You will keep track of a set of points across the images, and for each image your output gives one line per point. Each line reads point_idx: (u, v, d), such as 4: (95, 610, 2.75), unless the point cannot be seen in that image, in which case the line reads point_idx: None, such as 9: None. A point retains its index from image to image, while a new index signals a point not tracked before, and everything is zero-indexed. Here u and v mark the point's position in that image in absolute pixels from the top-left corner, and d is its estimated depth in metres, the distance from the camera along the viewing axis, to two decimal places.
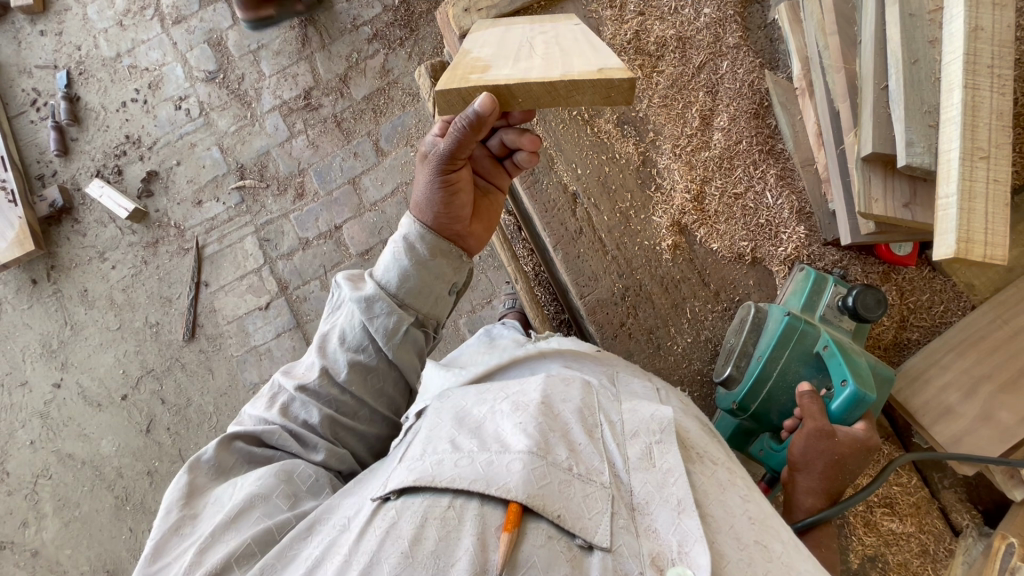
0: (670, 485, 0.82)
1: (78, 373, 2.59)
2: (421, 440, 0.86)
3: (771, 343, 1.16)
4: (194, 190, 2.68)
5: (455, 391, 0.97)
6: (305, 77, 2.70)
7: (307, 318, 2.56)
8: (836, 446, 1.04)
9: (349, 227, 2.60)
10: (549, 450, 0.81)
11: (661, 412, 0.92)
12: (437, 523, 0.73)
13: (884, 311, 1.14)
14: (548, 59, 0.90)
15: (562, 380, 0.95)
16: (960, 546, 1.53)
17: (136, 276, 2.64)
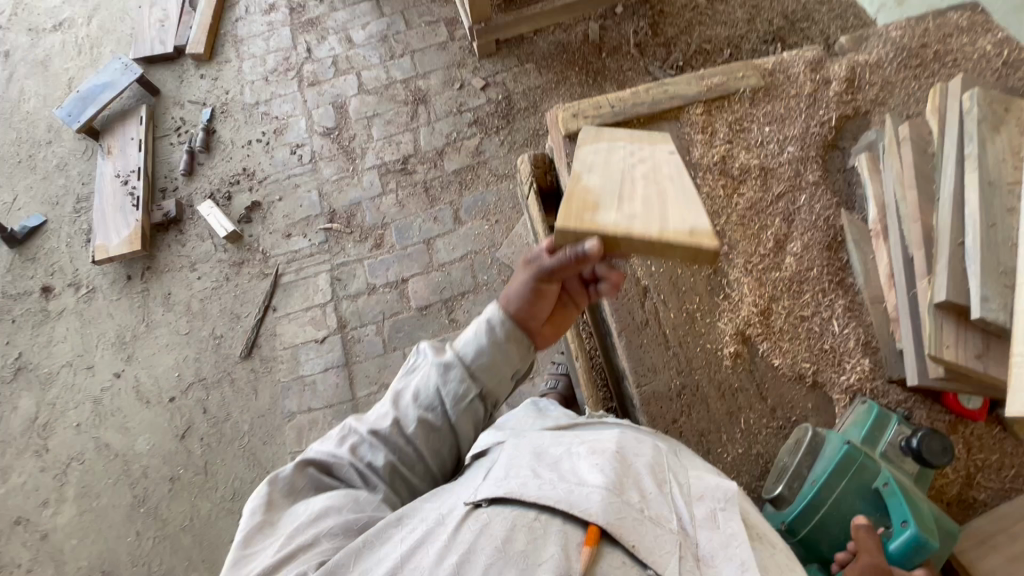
0: (735, 546, 0.86)
1: (139, 367, 2.75)
2: (503, 465, 0.99)
3: (828, 469, 1.15)
4: (287, 224, 2.95)
5: (536, 433, 1.10)
6: (407, 145, 3.03)
7: (357, 358, 2.67)
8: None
9: (415, 282, 2.77)
10: (624, 490, 0.89)
11: (725, 486, 0.98)
12: (525, 529, 0.85)
13: (950, 459, 1.12)
14: (649, 206, 1.11)
15: (635, 437, 1.04)
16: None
17: (216, 289, 2.87)
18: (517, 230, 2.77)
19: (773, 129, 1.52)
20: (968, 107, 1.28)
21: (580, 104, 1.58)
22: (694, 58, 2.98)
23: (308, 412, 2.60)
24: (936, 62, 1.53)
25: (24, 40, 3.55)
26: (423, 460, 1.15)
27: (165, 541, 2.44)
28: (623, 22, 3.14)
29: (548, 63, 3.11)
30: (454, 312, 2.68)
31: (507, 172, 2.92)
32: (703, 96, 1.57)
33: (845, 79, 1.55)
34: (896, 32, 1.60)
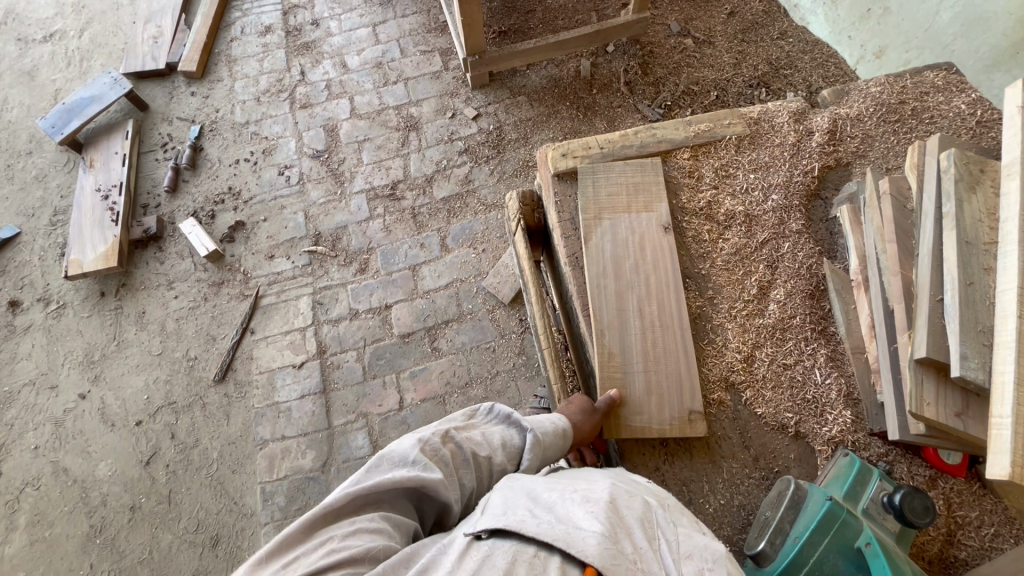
0: None
1: (106, 388, 2.65)
2: (500, 501, 0.97)
3: (810, 527, 1.11)
4: (270, 246, 2.91)
5: (524, 477, 1.07)
6: (396, 171, 3.03)
7: (334, 386, 2.60)
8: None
9: (398, 308, 2.73)
10: (618, 540, 0.88)
11: (715, 547, 0.94)
12: (526, 564, 0.84)
13: (932, 519, 1.07)
14: (662, 371, 1.33)
15: (627, 491, 1.02)
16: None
17: (193, 310, 2.79)
18: (504, 260, 2.76)
19: (758, 176, 1.55)
20: (946, 165, 1.30)
21: (570, 144, 1.59)
22: (682, 99, 3.05)
23: (281, 440, 2.52)
24: (914, 119, 1.58)
25: (12, 49, 3.51)
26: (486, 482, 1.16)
27: None
28: (614, 60, 3.23)
29: (539, 96, 3.17)
30: (437, 341, 2.65)
31: (496, 202, 2.93)
32: (690, 141, 1.59)
33: (828, 131, 1.59)
34: (876, 88, 1.66)
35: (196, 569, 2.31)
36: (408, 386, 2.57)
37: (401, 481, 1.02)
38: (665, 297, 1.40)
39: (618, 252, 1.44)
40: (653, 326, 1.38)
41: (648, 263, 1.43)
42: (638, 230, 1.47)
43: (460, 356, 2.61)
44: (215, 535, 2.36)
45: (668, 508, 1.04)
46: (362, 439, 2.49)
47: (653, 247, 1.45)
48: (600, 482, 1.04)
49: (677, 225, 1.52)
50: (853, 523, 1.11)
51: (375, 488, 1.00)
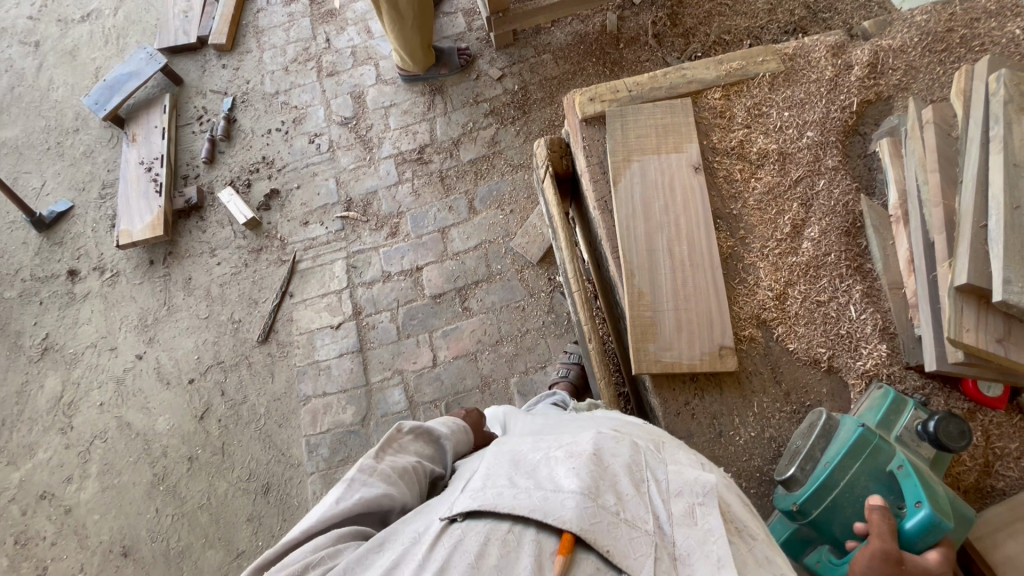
0: (711, 544, 0.78)
1: (161, 349, 2.82)
2: (478, 475, 0.89)
3: (841, 451, 1.15)
4: (304, 212, 3.00)
5: (513, 441, 1.00)
6: (423, 135, 3.06)
7: (371, 345, 2.70)
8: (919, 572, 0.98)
9: (429, 270, 2.79)
10: (599, 494, 0.80)
11: (705, 476, 0.88)
12: (499, 544, 0.75)
13: (967, 444, 1.09)
14: (689, 308, 1.34)
15: (613, 435, 0.94)
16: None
17: (235, 275, 2.92)
18: (531, 220, 2.78)
19: (793, 114, 1.51)
20: (996, 88, 1.27)
21: (597, 88, 1.58)
22: (713, 50, 2.95)
23: (323, 396, 2.64)
24: (962, 47, 1.51)
25: (54, 30, 3.64)
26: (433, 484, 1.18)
27: (183, 519, 2.51)
28: (641, 13, 3.12)
29: (565, 54, 3.10)
30: (468, 301, 2.70)
31: (522, 162, 2.93)
32: (721, 80, 1.56)
33: (868, 63, 1.53)
34: (921, 16, 1.58)
35: (251, 513, 2.48)
36: (441, 344, 2.65)
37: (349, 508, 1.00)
38: (695, 237, 1.40)
39: (646, 190, 1.44)
40: (683, 265, 1.38)
41: (678, 203, 1.42)
42: (667, 170, 1.46)
43: (490, 315, 2.66)
44: (266, 483, 2.53)
45: (659, 450, 0.96)
46: (398, 394, 2.59)
47: (682, 187, 1.44)
48: (588, 430, 0.96)
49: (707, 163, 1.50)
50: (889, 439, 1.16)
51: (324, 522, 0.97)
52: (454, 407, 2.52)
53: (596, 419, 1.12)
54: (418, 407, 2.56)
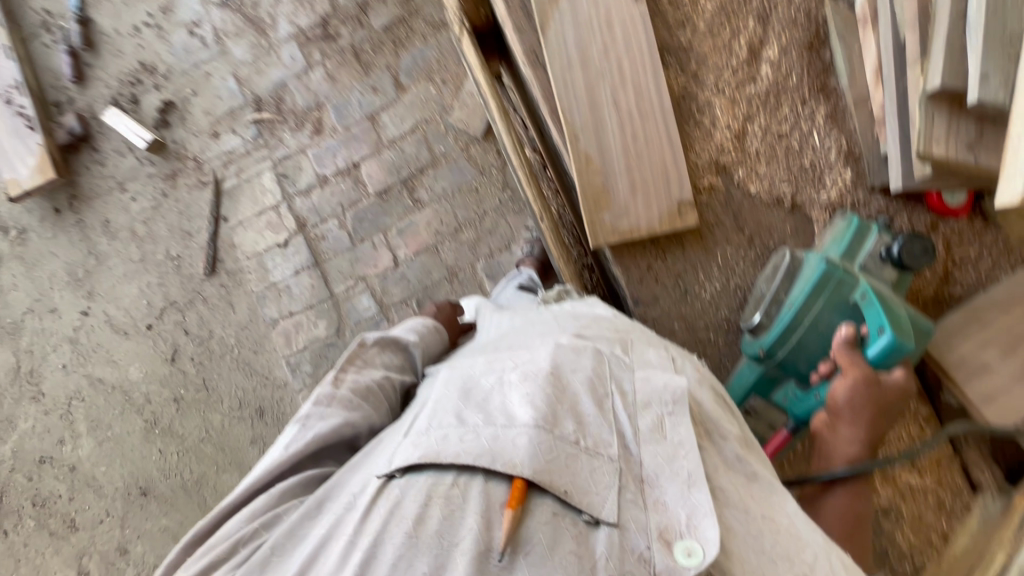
0: (681, 458, 0.85)
1: (105, 302, 2.64)
2: (426, 414, 0.90)
3: (806, 290, 1.14)
4: (211, 123, 2.63)
5: (465, 361, 1.00)
6: (322, 3, 2.57)
7: (325, 257, 2.56)
8: (887, 393, 1.10)
9: (367, 165, 2.55)
10: (556, 425, 0.84)
11: (674, 383, 0.93)
12: (440, 503, 0.78)
13: (929, 259, 1.12)
14: (642, 166, 1.23)
15: (573, 348, 0.95)
16: (979, 503, 1.36)
17: (156, 209, 2.64)
18: (467, 88, 2.48)
19: None
20: None
21: None
22: None
23: (290, 317, 2.57)
24: None
25: None
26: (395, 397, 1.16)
27: (189, 454, 2.57)
28: None
29: None
30: (416, 192, 2.51)
31: (444, 18, 2.52)
32: None
33: None
34: None
35: (253, 436, 2.55)
36: (398, 243, 2.52)
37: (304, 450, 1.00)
38: (641, 81, 1.23)
39: (582, 33, 1.23)
40: (632, 118, 1.23)
41: (619, 43, 1.23)
42: (602, 3, 1.23)
43: (443, 203, 2.50)
44: (260, 407, 2.56)
45: (628, 355, 1.01)
46: (366, 300, 2.53)
47: (621, 21, 1.23)
48: (545, 343, 0.97)
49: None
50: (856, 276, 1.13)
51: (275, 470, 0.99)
52: (426, 302, 2.48)
53: (556, 319, 1.13)
54: (390, 310, 2.51)
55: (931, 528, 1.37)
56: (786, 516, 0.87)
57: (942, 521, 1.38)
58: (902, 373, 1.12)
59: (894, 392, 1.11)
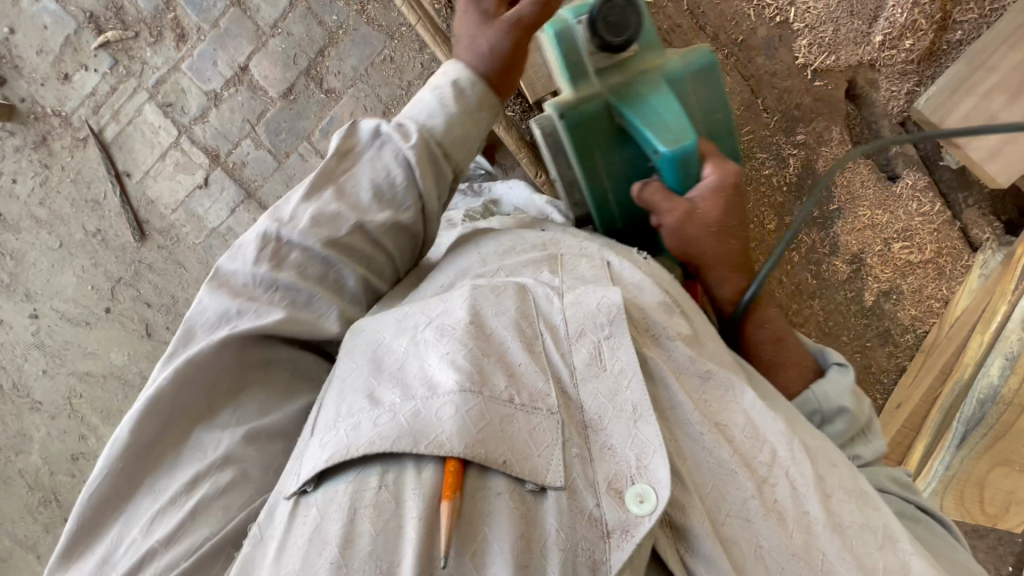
0: (625, 393, 0.97)
1: (48, 299, 2.43)
2: (335, 404, 0.97)
3: (578, 155, 1.28)
4: (52, 63, 2.16)
5: (371, 326, 1.07)
6: None
7: (255, 184, 2.26)
8: (706, 219, 1.23)
9: (257, 64, 2.14)
10: (486, 385, 0.93)
11: (607, 300, 1.03)
12: (371, 509, 0.84)
13: (619, 27, 1.18)
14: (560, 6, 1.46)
15: (493, 291, 1.06)
16: (977, 261, 1.64)
17: (46, 184, 2.29)
18: None
19: None
20: None
21: None
22: None
23: None
24: None
25: None
26: (398, 258, 1.27)
27: None
28: None
29: None
30: (325, 80, 2.14)
31: None
32: None
33: None
34: None
35: None
36: (328, 146, 2.20)
37: (182, 376, 1.09)
38: None
39: None
40: None
41: None
42: None
43: (360, 86, 2.13)
44: None
45: (559, 273, 1.16)
46: None
47: None
48: (458, 294, 1.06)
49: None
50: (591, 102, 1.24)
51: (172, 395, 1.09)
52: None
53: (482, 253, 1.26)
54: None
55: (931, 296, 1.67)
56: (742, 416, 1.02)
57: (942, 288, 1.67)
58: (709, 167, 1.22)
59: (715, 209, 1.23)
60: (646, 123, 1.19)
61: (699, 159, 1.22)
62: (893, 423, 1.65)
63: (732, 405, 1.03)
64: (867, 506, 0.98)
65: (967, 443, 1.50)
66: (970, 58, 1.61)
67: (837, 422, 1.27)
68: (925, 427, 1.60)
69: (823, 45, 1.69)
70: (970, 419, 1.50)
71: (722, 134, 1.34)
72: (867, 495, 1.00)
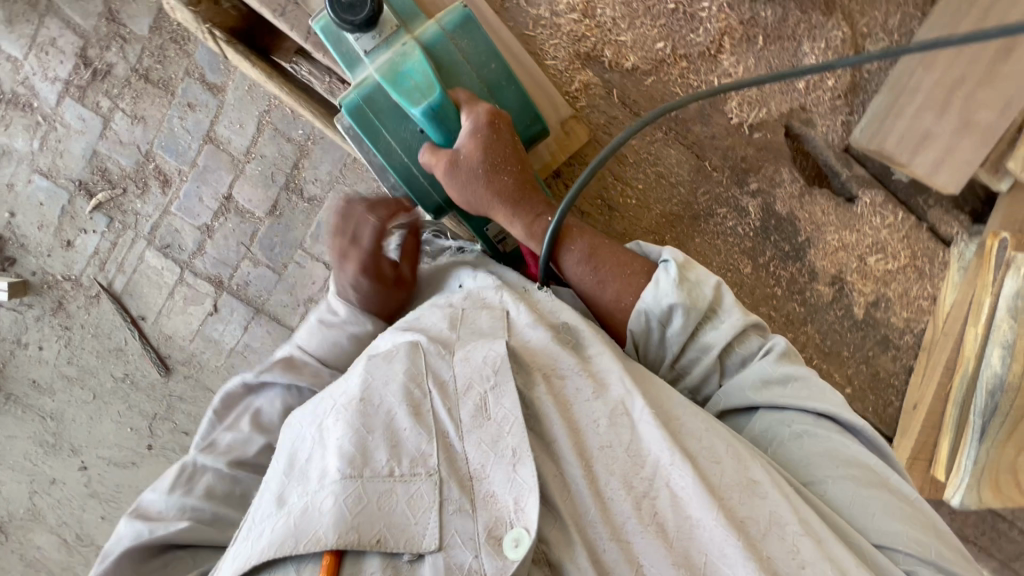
0: (505, 437, 0.96)
1: (92, 449, 2.52)
2: (258, 503, 0.98)
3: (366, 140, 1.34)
4: (53, 233, 2.30)
5: (295, 423, 1.06)
6: (69, 39, 2.13)
7: (262, 299, 2.36)
8: (471, 162, 1.23)
9: (240, 190, 2.25)
10: (366, 466, 0.94)
11: (492, 353, 1.05)
12: None
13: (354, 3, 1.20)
14: None
15: (385, 358, 1.07)
16: (954, 255, 1.64)
17: (70, 343, 2.41)
18: None
19: None
20: None
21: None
22: None
23: None
24: None
25: None
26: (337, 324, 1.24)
27: None
28: None
29: None
30: (305, 189, 2.24)
31: None
32: None
33: None
34: None
35: None
36: (320, 248, 2.29)
37: None
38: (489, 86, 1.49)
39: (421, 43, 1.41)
40: None
41: None
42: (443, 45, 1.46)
43: (337, 188, 2.23)
44: None
45: (457, 329, 1.15)
46: None
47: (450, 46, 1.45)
48: (357, 368, 1.07)
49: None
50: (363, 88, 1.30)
51: None
52: None
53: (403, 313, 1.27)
54: None
55: (917, 296, 1.66)
56: (628, 431, 1.00)
57: (927, 287, 1.66)
58: (466, 116, 1.25)
59: (479, 154, 1.23)
60: (399, 90, 1.23)
61: (456, 109, 1.26)
62: (914, 424, 1.63)
63: (621, 419, 1.01)
64: (751, 494, 0.95)
65: (989, 435, 1.47)
66: (891, 84, 1.55)
67: (673, 320, 1.17)
68: (945, 422, 1.58)
69: (754, 100, 1.58)
70: (985, 410, 1.47)
71: (500, 85, 1.34)
72: (754, 484, 0.96)
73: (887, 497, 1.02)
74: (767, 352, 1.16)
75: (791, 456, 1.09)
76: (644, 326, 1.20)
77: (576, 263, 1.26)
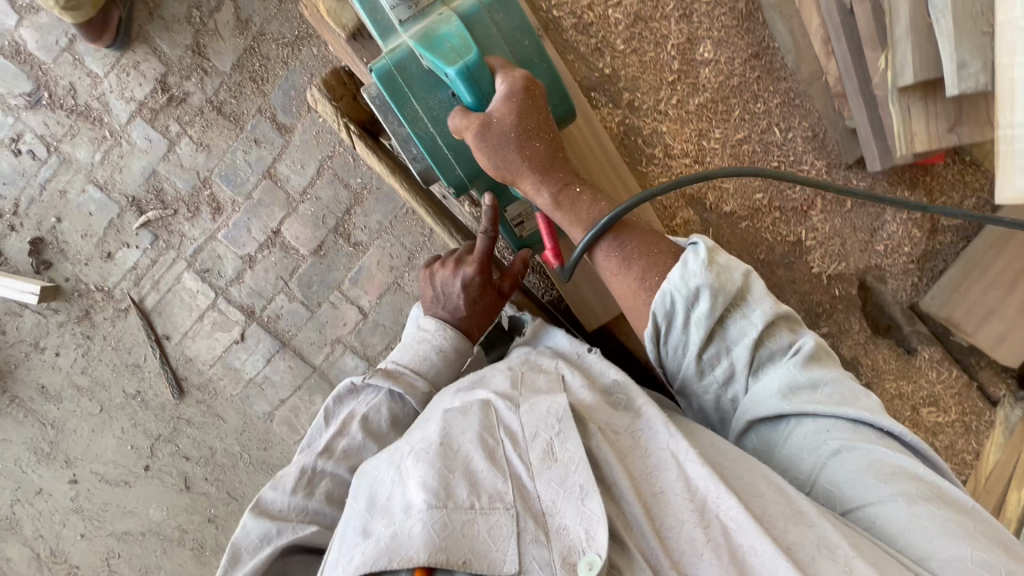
0: (572, 476, 0.98)
1: (88, 463, 2.45)
2: (343, 531, 1.00)
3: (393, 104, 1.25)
4: (95, 244, 2.30)
5: (370, 467, 1.08)
6: (151, 64, 2.20)
7: (290, 334, 2.37)
8: (503, 125, 1.15)
9: (288, 227, 2.29)
10: (450, 496, 0.97)
11: (555, 404, 1.07)
12: None
13: None
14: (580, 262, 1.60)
15: (460, 411, 1.09)
16: (1000, 417, 1.75)
17: (88, 353, 2.38)
18: None
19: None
20: None
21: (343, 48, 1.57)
22: None
23: (282, 405, 2.42)
24: None
25: None
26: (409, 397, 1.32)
27: None
28: None
29: None
30: (353, 234, 2.28)
31: (297, 33, 2.16)
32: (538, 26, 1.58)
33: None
34: None
35: None
36: (357, 292, 2.33)
37: None
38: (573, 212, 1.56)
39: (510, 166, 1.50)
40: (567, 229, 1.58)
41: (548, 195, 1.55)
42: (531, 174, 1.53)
43: (385, 238, 2.28)
44: None
45: (517, 386, 1.17)
46: (353, 359, 2.37)
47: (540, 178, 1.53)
48: (433, 418, 1.10)
49: (586, 67, 1.62)
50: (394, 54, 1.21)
51: None
52: None
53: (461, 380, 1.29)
54: (378, 361, 2.37)
55: (964, 450, 1.75)
56: (676, 473, 1.00)
57: (972, 441, 1.75)
58: (500, 78, 1.17)
59: (511, 116, 1.16)
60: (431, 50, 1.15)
61: (491, 73, 1.18)
62: None
63: (666, 461, 1.01)
64: (798, 522, 0.94)
65: None
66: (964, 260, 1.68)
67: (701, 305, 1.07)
68: None
69: (834, 255, 1.70)
70: None
71: (534, 62, 1.26)
72: (801, 512, 0.94)
73: (944, 511, 0.93)
74: (795, 354, 1.08)
75: (832, 474, 1.02)
76: (670, 307, 1.09)
77: (608, 244, 1.18)
